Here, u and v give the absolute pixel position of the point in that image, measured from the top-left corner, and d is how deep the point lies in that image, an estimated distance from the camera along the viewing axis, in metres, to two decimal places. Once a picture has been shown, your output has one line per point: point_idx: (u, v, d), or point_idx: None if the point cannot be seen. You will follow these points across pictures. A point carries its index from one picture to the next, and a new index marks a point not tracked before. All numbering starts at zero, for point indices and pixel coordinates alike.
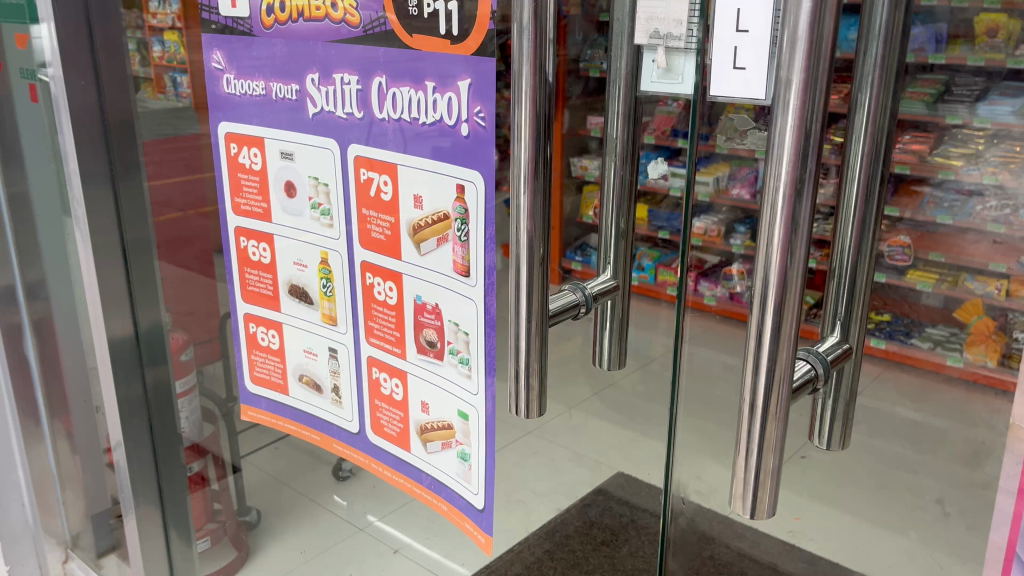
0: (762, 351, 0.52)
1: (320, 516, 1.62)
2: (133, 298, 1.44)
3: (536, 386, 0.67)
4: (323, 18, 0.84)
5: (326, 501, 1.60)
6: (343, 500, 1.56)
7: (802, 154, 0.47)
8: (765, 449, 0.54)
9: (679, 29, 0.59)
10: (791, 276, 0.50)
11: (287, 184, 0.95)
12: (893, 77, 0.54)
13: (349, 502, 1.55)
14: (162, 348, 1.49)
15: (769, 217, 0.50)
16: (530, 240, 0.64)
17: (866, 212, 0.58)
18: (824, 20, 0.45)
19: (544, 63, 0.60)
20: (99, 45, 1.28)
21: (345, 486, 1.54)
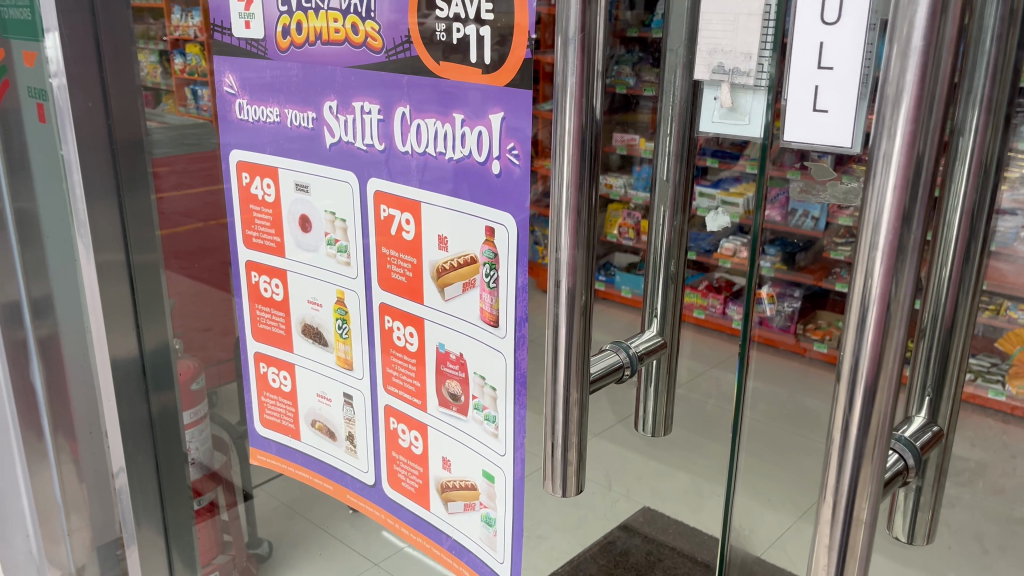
0: (847, 445, 0.44)
1: (335, 549, 1.54)
2: (139, 318, 1.37)
3: (574, 460, 0.60)
4: (342, 41, 0.77)
5: (340, 533, 1.52)
6: (358, 534, 1.49)
7: (905, 218, 0.40)
8: (849, 558, 0.46)
9: (748, 65, 0.51)
10: (886, 358, 0.42)
11: (301, 219, 0.88)
12: (999, 121, 0.47)
13: (365, 536, 1.48)
14: (169, 370, 1.42)
15: (862, 289, 0.42)
16: (570, 297, 0.56)
17: (965, 276, 0.50)
18: (938, 58, 0.38)
19: (590, 99, 0.52)
20: (108, 60, 1.23)
21: (360, 520, 1.47)
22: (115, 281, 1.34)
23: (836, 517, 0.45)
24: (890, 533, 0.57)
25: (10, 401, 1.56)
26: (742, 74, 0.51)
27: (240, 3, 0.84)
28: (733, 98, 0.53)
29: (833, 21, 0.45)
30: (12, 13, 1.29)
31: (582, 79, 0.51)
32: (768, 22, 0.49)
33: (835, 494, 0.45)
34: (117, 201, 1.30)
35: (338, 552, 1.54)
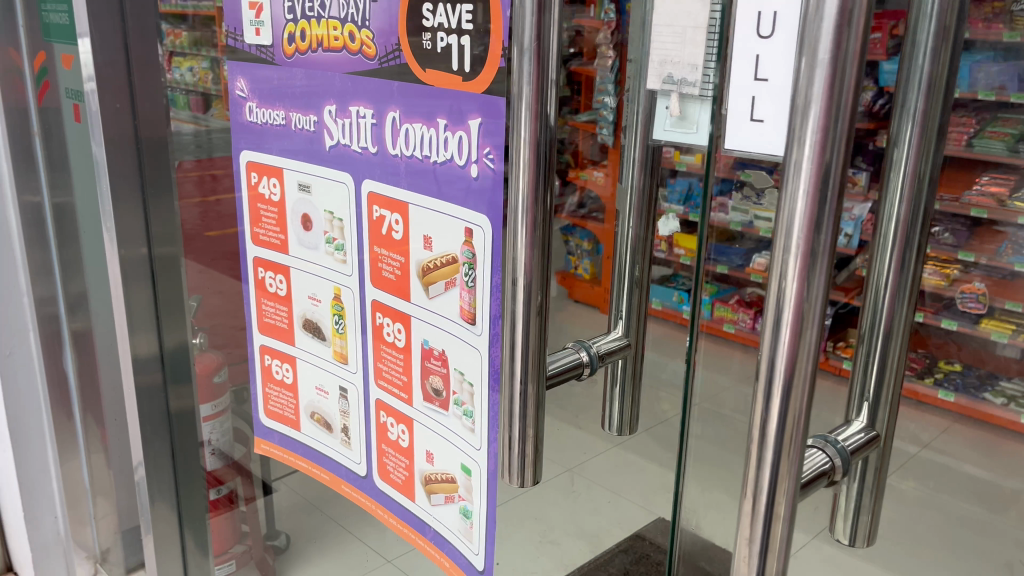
0: (765, 442, 0.46)
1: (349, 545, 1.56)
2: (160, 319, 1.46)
3: (531, 450, 0.63)
4: (340, 48, 0.81)
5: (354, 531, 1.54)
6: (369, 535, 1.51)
7: (816, 224, 0.41)
8: (769, 551, 0.47)
9: (694, 75, 0.53)
10: (800, 359, 0.44)
11: (303, 218, 0.92)
12: (934, 133, 0.48)
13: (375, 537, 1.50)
14: (186, 366, 1.51)
15: (779, 291, 0.43)
16: (527, 293, 0.59)
17: (902, 283, 0.51)
18: (845, 71, 0.39)
19: (546, 105, 0.55)
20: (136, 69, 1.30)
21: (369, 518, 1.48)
22: (139, 281, 1.41)
23: (756, 509, 0.47)
24: (833, 536, 0.58)
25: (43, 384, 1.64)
26: (689, 84, 0.53)
27: (252, 11, 0.89)
28: (682, 107, 0.55)
29: (767, 35, 0.47)
30: (52, 16, 1.36)
31: (537, 86, 0.54)
32: (712, 34, 0.51)
33: (756, 486, 0.47)
34: (142, 204, 1.38)
35: (351, 547, 1.56)
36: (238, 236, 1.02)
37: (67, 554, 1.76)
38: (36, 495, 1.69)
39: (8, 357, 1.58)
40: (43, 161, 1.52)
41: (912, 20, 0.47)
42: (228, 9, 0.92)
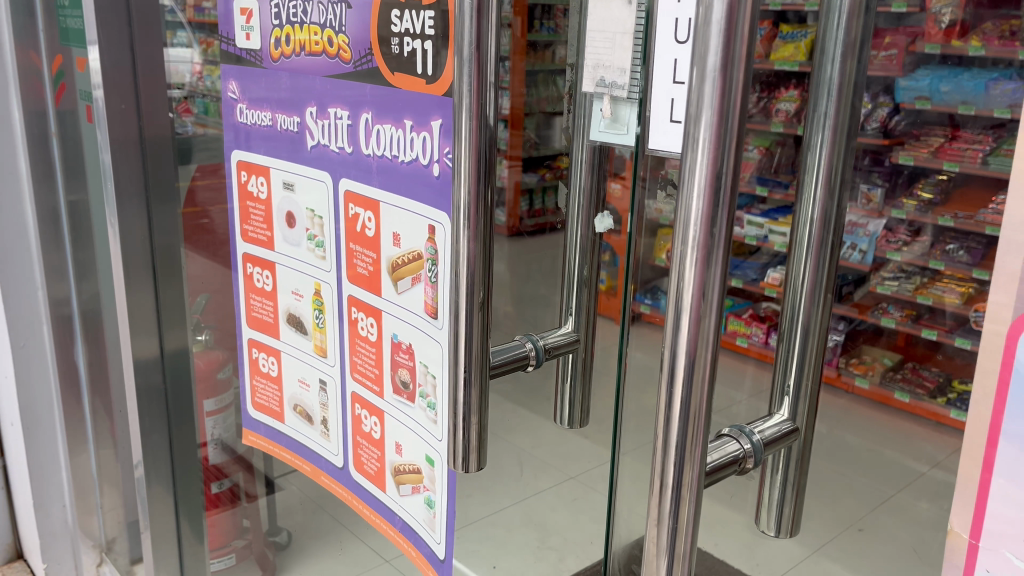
0: (669, 429, 0.48)
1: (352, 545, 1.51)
2: (161, 319, 1.51)
3: (474, 436, 0.65)
4: (320, 52, 0.85)
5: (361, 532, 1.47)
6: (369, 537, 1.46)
7: (712, 215, 0.44)
8: (678, 535, 0.49)
9: (623, 78, 0.56)
10: (702, 348, 0.46)
11: (287, 215, 0.96)
12: (844, 135, 0.50)
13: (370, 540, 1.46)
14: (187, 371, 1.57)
15: (680, 281, 0.46)
16: (469, 286, 0.62)
17: (818, 281, 0.53)
18: (733, 73, 0.42)
19: (485, 107, 0.58)
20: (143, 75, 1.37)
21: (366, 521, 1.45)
22: (141, 280, 1.46)
23: (664, 494, 0.49)
24: (760, 529, 0.59)
25: (54, 376, 1.69)
26: (618, 87, 0.56)
27: (242, 17, 0.93)
28: (614, 110, 0.58)
29: (683, 39, 0.49)
30: (70, 22, 1.42)
31: (476, 88, 0.57)
32: (637, 39, 0.54)
33: (663, 472, 0.49)
34: (145, 208, 1.43)
35: (356, 548, 1.51)
36: (229, 232, 1.06)
37: (74, 542, 1.81)
38: (45, 484, 1.75)
39: (22, 348, 1.64)
40: (61, 160, 1.58)
41: (821, 28, 0.49)
42: (221, 15, 0.97)
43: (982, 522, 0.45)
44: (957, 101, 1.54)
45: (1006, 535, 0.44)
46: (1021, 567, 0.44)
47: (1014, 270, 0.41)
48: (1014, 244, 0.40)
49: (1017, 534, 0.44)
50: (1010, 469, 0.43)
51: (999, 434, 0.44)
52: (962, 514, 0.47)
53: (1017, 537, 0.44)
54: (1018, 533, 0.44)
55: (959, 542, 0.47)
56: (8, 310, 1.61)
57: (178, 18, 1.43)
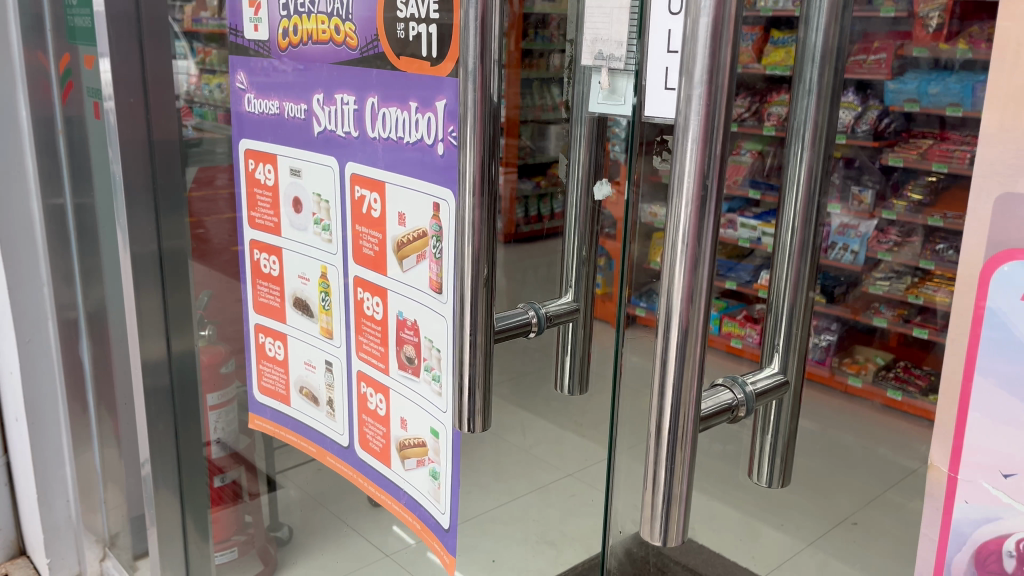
0: (665, 372, 0.52)
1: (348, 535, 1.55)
2: (168, 322, 1.54)
3: (480, 399, 0.68)
4: (327, 41, 0.88)
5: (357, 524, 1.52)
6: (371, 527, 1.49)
7: (705, 169, 0.48)
8: (674, 476, 0.53)
9: (620, 51, 0.59)
10: (697, 292, 0.50)
11: (294, 201, 0.99)
12: (830, 102, 0.53)
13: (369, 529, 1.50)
14: (194, 378, 1.59)
15: (676, 230, 0.50)
16: (475, 258, 0.65)
17: (806, 241, 0.56)
18: (723, 34, 0.46)
19: (489, 83, 0.61)
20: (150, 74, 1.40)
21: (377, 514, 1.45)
22: (148, 276, 1.49)
23: (661, 434, 0.53)
24: (753, 481, 0.63)
25: (59, 374, 1.71)
26: (616, 59, 0.60)
27: (251, 9, 0.97)
28: (612, 81, 0.61)
29: (676, 12, 0.53)
30: (77, 20, 1.46)
31: (481, 63, 0.61)
32: (633, 14, 0.57)
33: (660, 414, 0.53)
34: (154, 212, 1.47)
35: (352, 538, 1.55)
36: (236, 219, 1.10)
37: (77, 537, 1.83)
38: (49, 479, 1.77)
39: (28, 344, 1.66)
40: (67, 159, 1.60)
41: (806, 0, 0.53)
42: (229, 8, 1.00)
43: (960, 455, 0.50)
44: (949, 104, 1.04)
45: (982, 466, 0.48)
46: (999, 496, 0.48)
47: (985, 213, 0.46)
48: (984, 190, 0.46)
49: (993, 466, 0.48)
50: (984, 402, 0.48)
51: (974, 368, 0.48)
52: (941, 448, 0.51)
53: (992, 468, 0.48)
54: (992, 463, 0.48)
55: (939, 476, 0.51)
56: (15, 307, 1.63)
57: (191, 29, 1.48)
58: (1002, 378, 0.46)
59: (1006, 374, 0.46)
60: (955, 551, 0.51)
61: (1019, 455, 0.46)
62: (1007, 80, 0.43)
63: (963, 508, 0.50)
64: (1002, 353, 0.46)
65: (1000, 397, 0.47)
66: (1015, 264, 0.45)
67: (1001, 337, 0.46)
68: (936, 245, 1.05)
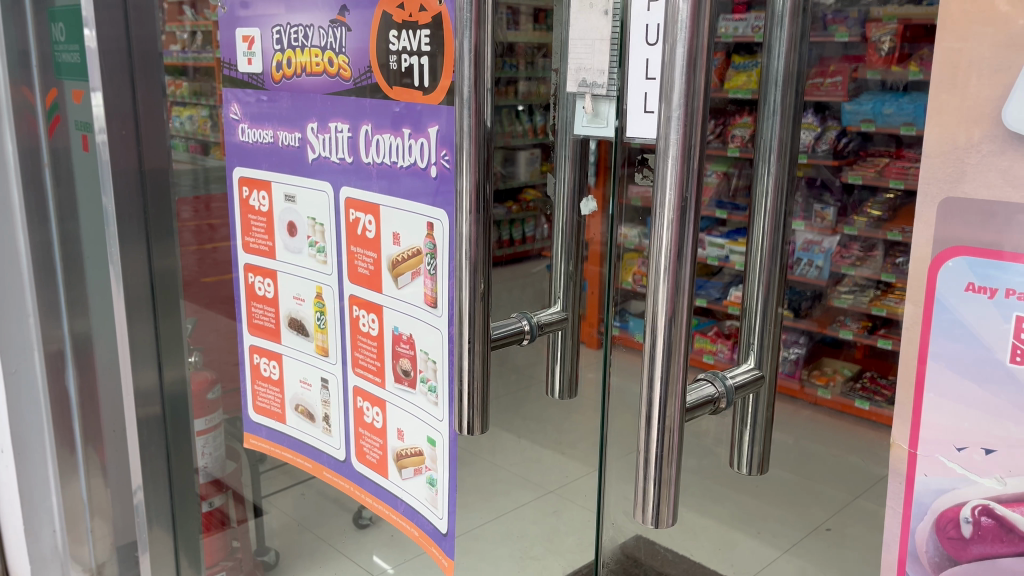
0: (654, 366, 0.57)
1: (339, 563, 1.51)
2: (160, 351, 1.56)
3: (478, 404, 0.72)
4: (322, 72, 0.93)
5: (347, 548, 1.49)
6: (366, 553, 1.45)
7: (684, 181, 0.53)
8: (663, 461, 0.58)
9: (602, 78, 0.65)
10: (680, 291, 0.55)
11: (289, 224, 1.04)
12: (791, 121, 0.59)
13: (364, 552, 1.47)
14: (185, 405, 1.61)
15: (659, 237, 0.55)
16: (472, 270, 0.69)
17: (774, 247, 0.62)
18: (697, 61, 0.51)
19: (482, 108, 0.66)
20: (142, 114, 1.43)
21: (367, 535, 1.44)
22: (140, 304, 1.51)
23: (651, 424, 0.58)
24: (735, 469, 0.68)
25: (48, 405, 1.72)
26: (598, 86, 0.65)
27: (245, 44, 1.02)
28: (595, 106, 0.67)
29: (653, 42, 0.59)
30: (64, 56, 1.51)
31: (475, 89, 0.66)
32: (614, 44, 0.63)
33: (650, 404, 0.58)
34: (145, 242, 1.50)
35: (340, 565, 1.51)
36: (231, 244, 1.14)
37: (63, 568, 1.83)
38: (35, 509, 1.77)
39: (13, 375, 1.67)
40: (54, 190, 1.63)
41: (768, 30, 0.59)
42: (224, 43, 1.05)
43: (919, 432, 0.55)
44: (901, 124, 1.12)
45: (938, 442, 0.54)
46: (954, 468, 0.54)
47: (931, 215, 0.52)
48: (930, 195, 0.52)
49: (948, 441, 0.54)
50: (938, 383, 0.54)
51: (927, 353, 0.54)
52: (901, 427, 0.57)
53: (947, 442, 0.54)
54: (947, 438, 0.54)
55: (900, 453, 0.57)
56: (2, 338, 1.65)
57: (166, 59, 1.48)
58: (952, 360, 0.52)
59: (955, 356, 0.52)
60: (918, 521, 0.57)
61: (969, 429, 0.52)
62: (948, 98, 0.50)
63: (923, 481, 0.56)
64: (952, 337, 0.52)
65: (951, 378, 0.53)
66: (958, 260, 0.51)
67: (949, 324, 0.52)
68: (896, 258, 1.14)
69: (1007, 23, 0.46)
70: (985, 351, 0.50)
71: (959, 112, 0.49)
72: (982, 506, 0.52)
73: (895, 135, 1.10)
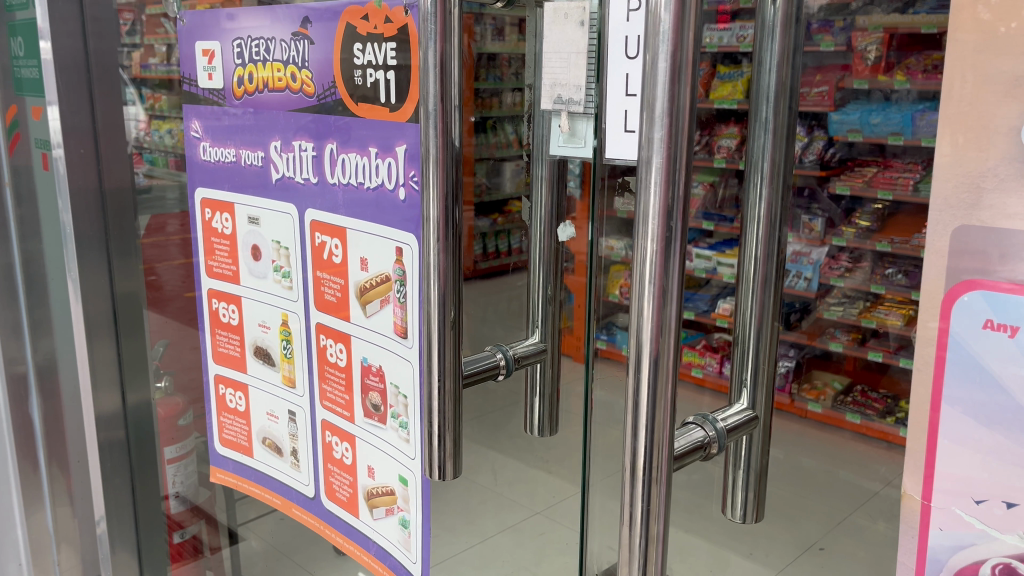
0: (638, 413, 0.52)
1: None
2: (123, 375, 1.49)
3: (450, 446, 0.67)
4: (284, 88, 0.88)
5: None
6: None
7: (668, 210, 0.48)
8: (650, 517, 0.53)
9: (579, 95, 0.60)
10: (667, 329, 0.50)
11: (253, 248, 0.98)
12: (784, 139, 0.54)
13: None
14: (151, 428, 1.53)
15: (641, 269, 0.50)
16: (441, 301, 0.64)
17: (768, 274, 0.57)
18: (682, 78, 0.46)
19: (450, 129, 0.61)
20: (102, 132, 1.38)
21: None
22: (101, 328, 1.45)
23: (636, 476, 0.53)
24: (727, 516, 0.63)
25: (10, 433, 1.64)
26: (574, 103, 0.60)
27: (205, 58, 0.97)
28: (571, 125, 0.62)
29: (633, 55, 0.54)
30: (25, 72, 1.44)
31: (441, 107, 0.60)
32: (591, 57, 0.58)
33: (635, 454, 0.53)
34: (105, 261, 1.43)
35: None
36: (194, 269, 1.08)
37: None
38: None
39: None
40: (15, 210, 1.57)
41: (758, 41, 0.54)
42: (184, 57, 1.00)
43: (932, 482, 0.51)
44: (890, 133, 1.11)
45: (954, 493, 0.49)
46: (971, 522, 0.49)
47: (943, 246, 0.47)
48: (941, 223, 0.47)
49: (965, 492, 0.49)
50: (953, 430, 0.49)
51: (941, 399, 0.49)
52: (913, 477, 0.52)
53: (964, 494, 0.49)
54: (964, 489, 0.49)
55: (912, 504, 0.52)
56: None
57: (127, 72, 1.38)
58: (969, 404, 0.47)
59: (971, 400, 0.47)
60: None
61: (988, 481, 0.47)
62: (956, 117, 0.45)
63: (938, 536, 0.51)
64: (969, 381, 0.47)
65: (967, 425, 0.48)
66: (973, 294, 0.46)
67: (964, 366, 0.47)
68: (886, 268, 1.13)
69: (1010, 39, 0.42)
70: (1004, 396, 0.45)
71: (969, 129, 0.44)
72: (1004, 565, 0.48)
73: (885, 147, 1.08)
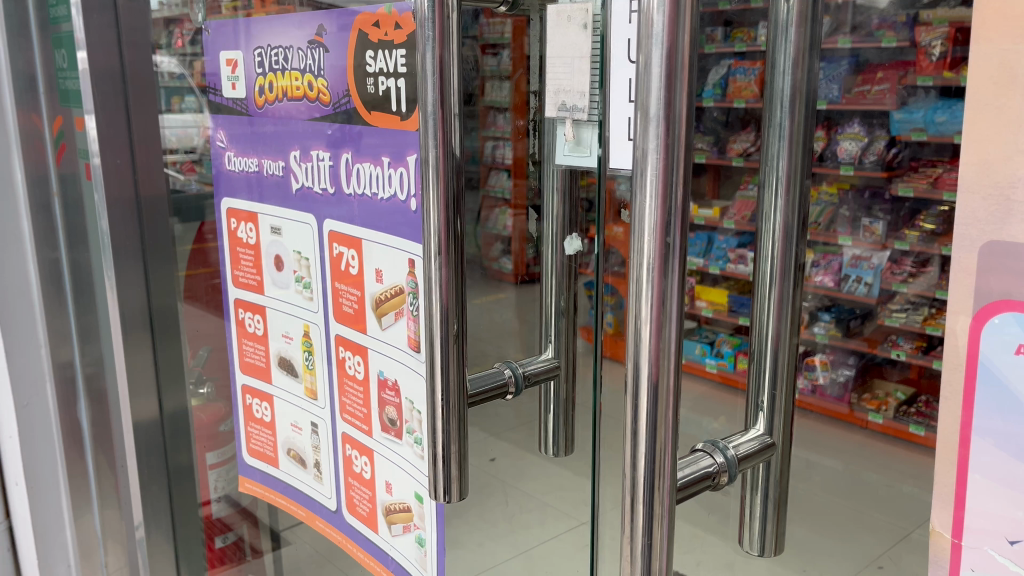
0: (637, 441, 0.48)
1: None
2: (160, 382, 1.51)
3: (455, 469, 0.64)
4: (301, 96, 0.87)
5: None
6: None
7: (666, 225, 0.44)
8: (652, 553, 0.49)
9: (583, 102, 0.57)
10: (666, 351, 0.46)
11: (276, 259, 0.97)
12: (801, 148, 0.50)
13: None
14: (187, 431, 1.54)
15: (639, 288, 0.46)
16: (444, 316, 0.62)
17: (785, 292, 0.53)
18: (679, 84, 0.43)
19: (450, 137, 0.59)
20: (138, 144, 1.40)
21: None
22: (139, 335, 1.47)
23: (636, 511, 0.49)
24: (744, 549, 0.59)
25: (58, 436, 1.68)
26: (578, 110, 0.57)
27: (228, 68, 0.97)
28: (577, 133, 0.59)
29: (634, 59, 0.51)
30: (70, 84, 1.48)
31: (441, 113, 0.58)
32: (595, 62, 0.55)
33: (634, 488, 0.49)
34: (144, 269, 1.45)
35: None
36: (222, 280, 1.08)
37: None
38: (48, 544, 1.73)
39: (25, 407, 1.64)
40: (63, 217, 1.62)
41: (771, 41, 0.50)
42: (210, 68, 1.01)
43: (963, 519, 0.46)
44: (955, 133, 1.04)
45: (988, 531, 0.45)
46: (1006, 564, 0.44)
47: (970, 263, 0.43)
48: (968, 238, 0.42)
49: (998, 532, 0.44)
50: (985, 464, 0.44)
51: (971, 431, 0.44)
52: (943, 512, 0.47)
53: (998, 534, 0.44)
54: (998, 528, 0.44)
55: (942, 542, 0.47)
56: (12, 371, 1.61)
57: (186, 83, 1.36)
58: (1000, 436, 0.43)
59: (1002, 432, 0.42)
60: None
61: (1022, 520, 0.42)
62: (981, 120, 0.40)
63: None
64: (999, 411, 0.42)
65: (1000, 458, 0.43)
66: (1005, 316, 0.42)
67: (995, 394, 0.42)
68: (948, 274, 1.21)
69: None
70: None
71: (996, 132, 0.40)
72: None
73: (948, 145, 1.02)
